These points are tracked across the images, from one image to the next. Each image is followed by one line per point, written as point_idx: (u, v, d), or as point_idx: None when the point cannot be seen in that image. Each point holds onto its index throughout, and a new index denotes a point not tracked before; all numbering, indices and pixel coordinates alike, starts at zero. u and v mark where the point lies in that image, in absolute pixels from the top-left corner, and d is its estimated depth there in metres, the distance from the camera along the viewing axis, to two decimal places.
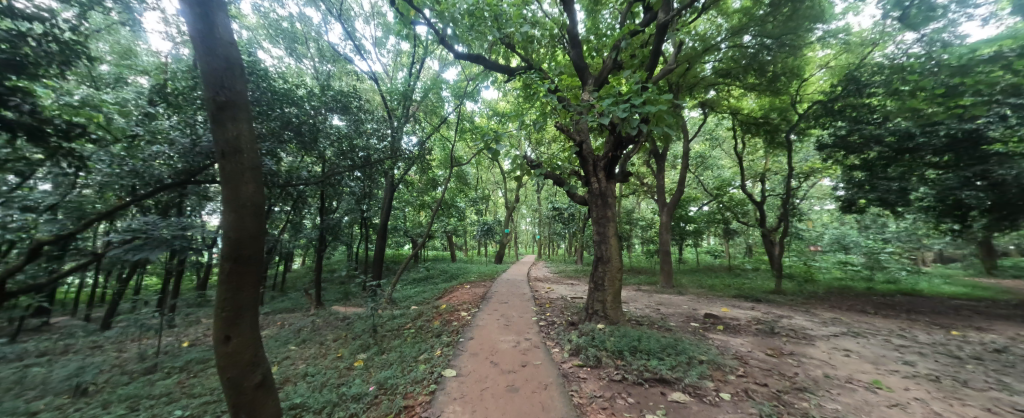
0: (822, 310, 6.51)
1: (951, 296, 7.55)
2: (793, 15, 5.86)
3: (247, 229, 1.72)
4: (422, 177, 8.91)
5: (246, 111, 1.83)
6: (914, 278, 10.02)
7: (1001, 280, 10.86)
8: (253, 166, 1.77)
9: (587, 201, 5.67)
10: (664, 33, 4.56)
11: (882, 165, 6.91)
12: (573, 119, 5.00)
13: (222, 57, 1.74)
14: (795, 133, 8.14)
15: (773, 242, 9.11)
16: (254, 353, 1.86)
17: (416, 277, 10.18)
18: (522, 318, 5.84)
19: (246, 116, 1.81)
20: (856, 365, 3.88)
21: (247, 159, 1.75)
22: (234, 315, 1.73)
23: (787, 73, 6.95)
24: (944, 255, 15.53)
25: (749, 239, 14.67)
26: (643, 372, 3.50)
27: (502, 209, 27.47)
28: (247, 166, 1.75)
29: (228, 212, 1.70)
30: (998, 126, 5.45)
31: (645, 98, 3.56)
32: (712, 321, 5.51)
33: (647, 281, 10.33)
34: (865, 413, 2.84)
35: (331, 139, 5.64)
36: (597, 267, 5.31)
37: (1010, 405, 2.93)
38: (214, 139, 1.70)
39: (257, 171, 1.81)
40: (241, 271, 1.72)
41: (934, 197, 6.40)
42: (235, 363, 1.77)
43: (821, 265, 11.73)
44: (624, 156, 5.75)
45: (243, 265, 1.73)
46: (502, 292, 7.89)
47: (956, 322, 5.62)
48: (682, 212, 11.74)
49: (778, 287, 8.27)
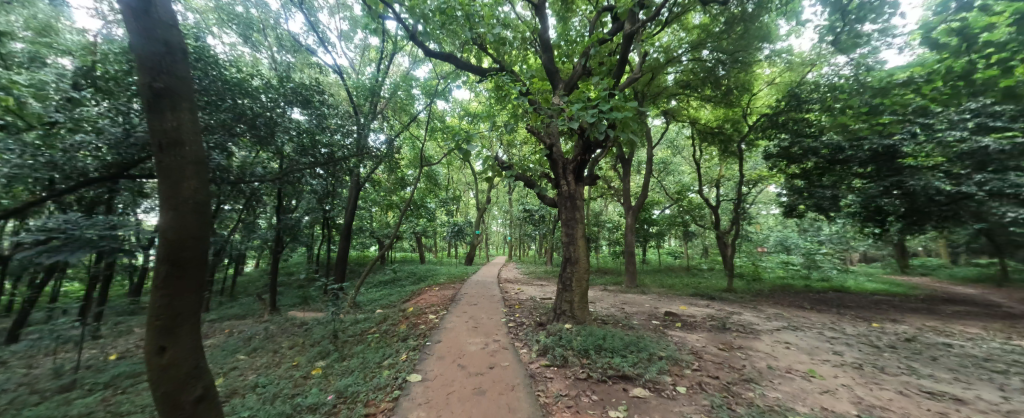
0: (767, 307, 7.09)
1: (872, 292, 8.49)
2: (745, 34, 6.38)
3: (190, 229, 1.58)
4: (390, 177, 8.65)
5: (189, 100, 1.68)
6: (844, 276, 11.16)
7: (913, 278, 12.36)
8: (196, 161, 1.63)
9: (557, 203, 5.79)
10: (630, 44, 4.78)
11: (817, 174, 7.73)
12: (544, 122, 5.10)
13: (161, 39, 1.58)
14: (745, 143, 8.79)
15: (726, 244, 9.75)
16: (194, 365, 1.70)
17: (382, 280, 9.85)
18: (490, 319, 5.84)
19: (189, 105, 1.67)
20: (794, 356, 4.25)
21: (190, 153, 1.61)
22: (172, 322, 1.59)
23: (739, 88, 7.49)
24: (868, 255, 17.48)
25: (706, 241, 15.65)
26: (606, 370, 3.61)
27: (473, 210, 27.19)
28: (189, 161, 1.61)
29: (166, 209, 1.55)
30: (909, 143, 6.32)
31: (612, 104, 3.72)
32: (671, 318, 5.82)
33: (613, 281, 10.69)
34: (800, 400, 3.12)
35: (290, 135, 5.30)
36: (566, 268, 5.42)
37: (917, 387, 3.34)
38: (150, 129, 1.54)
39: (201, 166, 1.67)
40: (180, 275, 1.58)
41: (860, 204, 7.10)
42: (173, 377, 1.61)
43: (767, 265, 12.76)
44: (592, 160, 5.92)
45: (183, 268, 1.59)
46: (471, 294, 7.81)
47: (876, 315, 6.33)
48: (646, 215, 12.29)
49: (730, 285, 8.85)
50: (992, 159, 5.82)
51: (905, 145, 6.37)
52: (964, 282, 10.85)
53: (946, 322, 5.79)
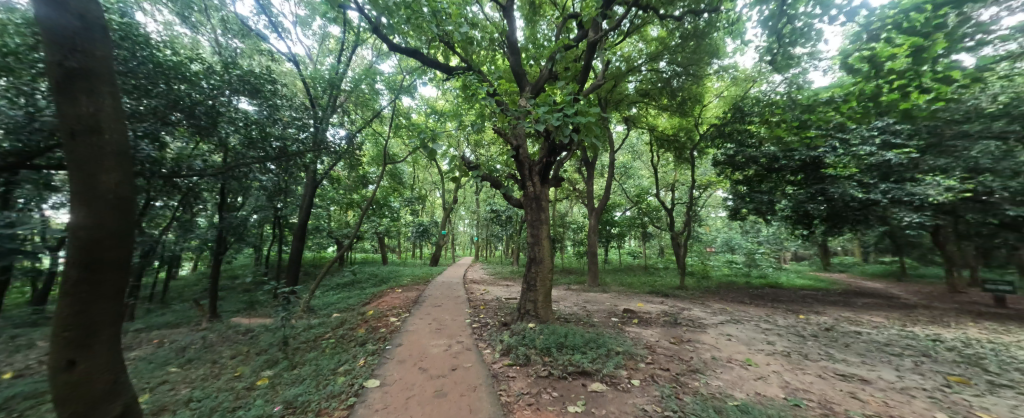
0: (714, 302, 7.68)
1: (801, 288, 9.52)
2: (697, 49, 6.86)
3: (109, 225, 1.45)
4: (351, 174, 8.29)
5: (107, 82, 1.54)
6: (779, 273, 12.40)
7: (833, 274, 14.04)
8: (117, 151, 1.50)
9: (522, 204, 5.87)
10: (593, 51, 4.97)
11: (757, 181, 8.53)
12: (510, 123, 5.15)
13: (76, 15, 1.45)
14: (696, 151, 9.48)
15: (680, 244, 10.43)
16: (110, 378, 1.54)
17: (341, 282, 9.39)
18: (454, 320, 5.77)
19: (108, 89, 1.53)
20: (734, 346, 4.65)
21: (110, 142, 1.48)
22: (84, 333, 1.42)
23: (691, 99, 8.06)
24: (798, 255, 19.59)
25: (662, 241, 16.63)
26: (567, 367, 3.71)
27: (439, 210, 26.71)
28: (110, 150, 1.48)
29: (78, 204, 1.40)
30: (831, 155, 7.18)
31: (576, 109, 3.86)
32: (629, 315, 6.11)
33: (575, 281, 11.03)
34: (739, 387, 3.42)
35: (235, 126, 4.88)
36: (531, 268, 5.51)
37: (833, 371, 3.80)
38: (59, 113, 1.39)
39: (122, 157, 1.53)
40: (98, 277, 1.44)
41: (791, 209, 7.94)
42: (84, 394, 1.44)
43: (714, 263, 13.84)
44: (557, 162, 6.06)
45: (101, 269, 1.45)
46: (435, 295, 7.68)
47: (804, 307, 7.09)
48: (608, 217, 12.82)
49: (682, 283, 9.48)
50: (895, 171, 6.76)
51: (828, 157, 7.22)
52: (872, 278, 12.50)
53: (858, 313, 6.64)
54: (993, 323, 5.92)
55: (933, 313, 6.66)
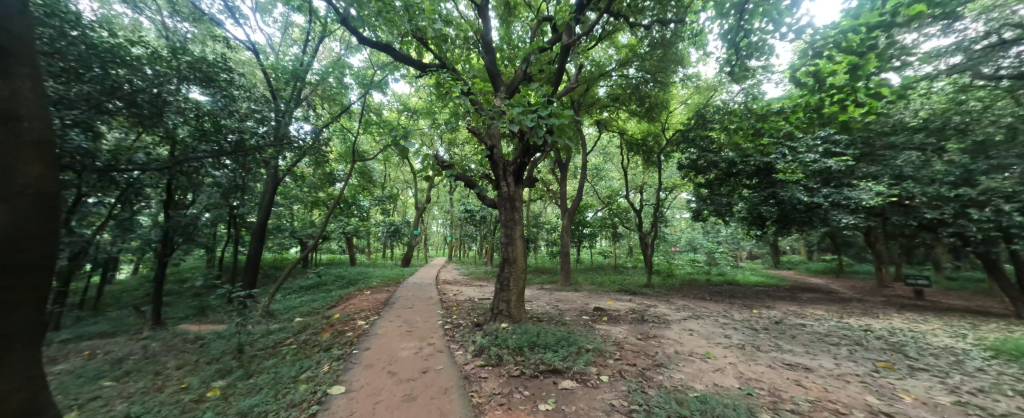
0: (677, 299, 8.07)
1: (755, 284, 10.24)
2: (663, 57, 7.18)
3: (29, 225, 1.30)
4: (316, 171, 7.92)
5: (22, 64, 1.37)
6: (736, 271, 13.28)
7: (783, 271, 15.24)
8: (37, 141, 1.35)
9: (497, 204, 5.86)
10: (567, 54, 5.07)
11: (717, 184, 9.11)
12: (484, 122, 5.12)
13: None
14: (663, 155, 9.93)
15: (647, 244, 10.88)
16: (36, 398, 1.38)
17: (305, 284, 8.93)
18: (426, 322, 5.66)
19: (22, 72, 1.37)
20: (695, 340, 4.91)
21: (29, 131, 1.33)
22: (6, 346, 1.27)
23: (658, 105, 8.44)
24: (753, 253, 21.10)
25: (631, 241, 17.28)
26: (539, 365, 3.74)
27: (411, 209, 26.13)
28: (28, 140, 1.32)
29: None
30: (782, 161, 7.78)
31: (550, 111, 3.91)
32: (599, 313, 6.28)
33: (548, 280, 11.19)
34: (699, 379, 3.61)
35: (185, 117, 4.50)
36: (504, 268, 5.52)
37: (781, 361, 4.12)
38: None
39: (42, 148, 1.38)
40: (18, 283, 1.29)
41: (746, 210, 8.60)
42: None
43: (679, 262, 14.58)
44: (531, 163, 6.12)
45: (22, 274, 1.29)
46: (406, 297, 7.49)
47: (758, 302, 7.64)
48: (580, 217, 13.13)
49: (649, 281, 9.90)
50: (835, 177, 7.45)
51: (779, 163, 7.82)
52: (816, 274, 13.71)
53: (803, 307, 7.25)
54: (912, 313, 6.68)
55: (865, 306, 7.41)
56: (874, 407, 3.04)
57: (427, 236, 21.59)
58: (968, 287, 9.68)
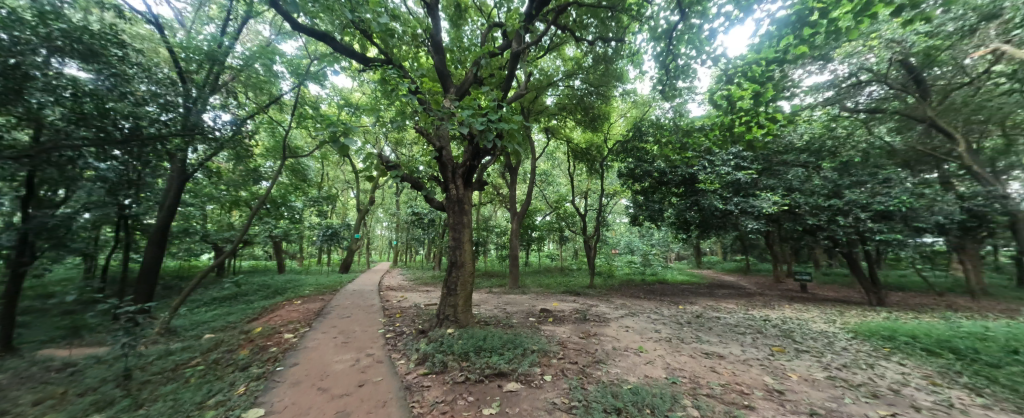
0: (616, 298, 8.65)
1: (682, 283, 11.39)
2: (605, 72, 7.71)
3: None
4: (239, 167, 7.07)
5: None
6: (667, 271, 14.67)
7: (705, 270, 17.20)
8: None
9: (445, 207, 5.75)
10: (516, 62, 5.21)
11: (652, 192, 10.01)
12: (433, 123, 5.01)
13: None
14: (605, 163, 10.64)
15: (590, 247, 11.51)
16: None
17: (221, 294, 7.85)
18: (364, 332, 5.31)
19: None
20: (630, 336, 5.29)
21: None
22: None
23: (600, 116, 9.05)
24: (681, 255, 23.54)
25: (576, 244, 18.17)
26: (484, 369, 3.73)
27: (353, 211, 24.54)
28: None
29: None
30: (703, 172, 8.81)
31: (500, 115, 3.95)
32: (545, 315, 6.46)
33: (497, 283, 11.25)
34: (633, 372, 3.88)
35: (56, 97, 3.57)
36: (451, 272, 5.43)
37: (702, 350, 4.61)
38: None
39: None
40: None
41: (675, 216, 9.58)
42: None
43: (618, 264, 15.70)
44: (481, 166, 6.11)
45: None
46: (343, 306, 6.96)
47: (684, 299, 8.50)
48: (529, 221, 13.54)
49: (592, 282, 10.47)
50: (745, 188, 8.60)
51: (702, 174, 8.84)
52: (729, 273, 15.72)
53: (719, 302, 8.24)
54: (800, 304, 7.97)
55: (765, 299, 8.67)
56: (770, 386, 3.55)
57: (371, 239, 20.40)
58: (836, 281, 11.90)
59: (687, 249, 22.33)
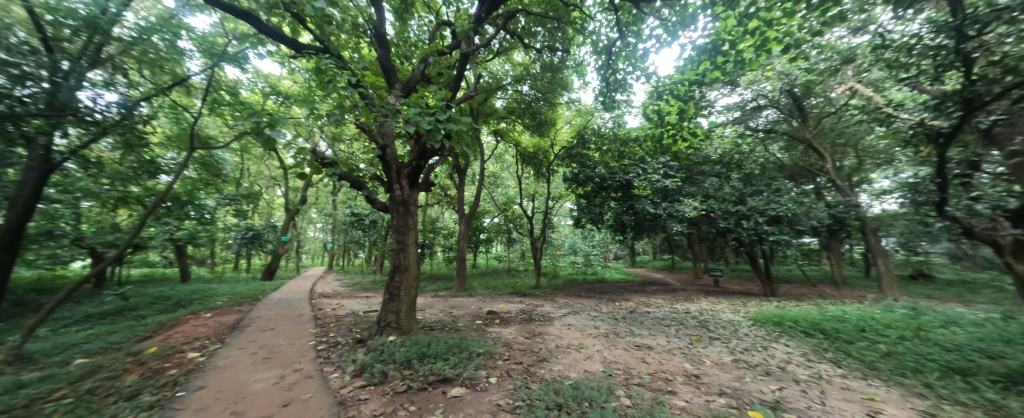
0: (559, 298, 9.05)
1: (618, 281, 12.33)
2: (552, 80, 8.10)
3: None
4: (131, 157, 5.95)
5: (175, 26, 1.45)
6: (605, 270, 15.78)
7: (638, 269, 18.86)
8: None
9: (388, 208, 5.48)
10: (466, 63, 5.20)
11: (593, 196, 10.72)
12: (376, 119, 4.75)
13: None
14: (551, 167, 11.11)
15: (537, 249, 11.88)
16: None
17: (102, 310, 6.48)
18: (291, 345, 4.78)
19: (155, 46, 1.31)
20: (573, 333, 5.56)
21: None
22: None
23: (546, 122, 9.45)
24: (617, 255, 25.54)
25: (522, 246, 18.64)
26: (428, 376, 3.62)
27: (281, 211, 22.17)
28: None
29: None
30: (638, 178, 9.67)
31: (448, 116, 3.91)
32: (491, 317, 6.51)
33: (444, 286, 11.04)
34: (574, 368, 4.09)
35: None
36: (394, 277, 5.20)
37: (635, 343, 5.02)
38: None
39: None
40: None
41: (614, 218, 10.36)
42: None
43: (562, 264, 16.47)
44: (427, 167, 5.95)
45: None
46: (266, 317, 6.22)
47: (620, 296, 9.20)
48: (478, 223, 13.92)
49: (537, 283, 10.81)
50: (673, 194, 9.62)
51: (636, 180, 9.69)
52: (657, 270, 17.46)
53: (650, 297, 9.09)
54: (713, 297, 9.14)
55: (686, 293, 9.79)
56: (690, 372, 4.01)
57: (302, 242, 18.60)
58: (740, 275, 13.95)
59: (623, 250, 24.32)
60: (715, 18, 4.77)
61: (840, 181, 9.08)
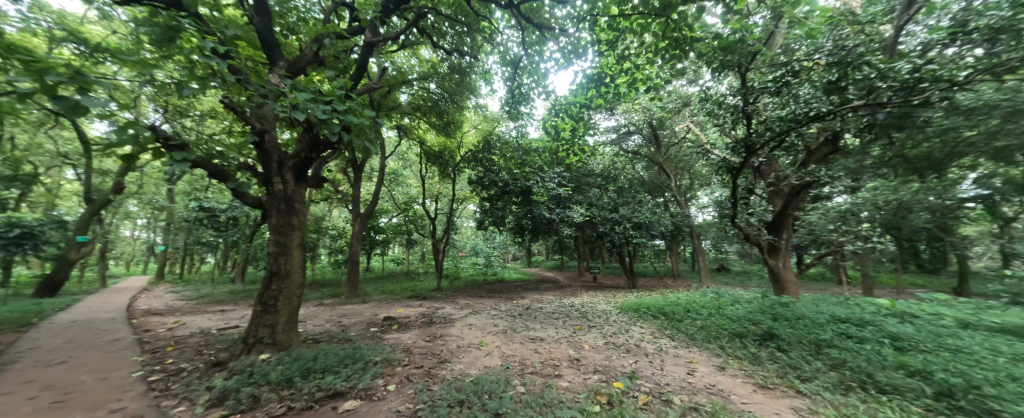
0: (461, 299, 9.22)
1: (516, 280, 13.30)
2: (460, 83, 8.32)
3: None
4: None
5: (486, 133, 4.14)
6: (504, 271, 16.74)
7: (533, 268, 20.65)
8: None
9: (264, 204, 4.68)
10: (370, 53, 4.93)
11: (496, 199, 11.37)
12: (252, 99, 4.05)
13: None
14: (456, 168, 11.30)
15: (439, 250, 11.78)
16: None
17: None
18: (100, 380, 3.54)
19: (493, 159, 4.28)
20: (473, 333, 5.81)
21: None
22: None
23: (453, 123, 9.65)
24: (516, 256, 27.36)
25: (423, 248, 18.11)
26: (314, 393, 3.26)
27: (70, 199, 15.77)
28: None
29: None
30: (536, 185, 10.73)
31: (348, 107, 3.63)
32: (388, 323, 6.20)
33: (331, 294, 9.84)
34: (474, 365, 4.31)
35: None
36: (270, 284, 4.46)
37: (529, 337, 5.60)
38: None
39: None
40: None
41: (514, 221, 11.19)
42: None
43: (464, 266, 16.73)
44: (318, 160, 5.33)
45: None
46: (48, 348, 4.41)
47: (517, 294, 10.02)
48: (373, 223, 12.82)
49: (439, 285, 10.74)
50: (564, 201, 11.03)
51: (534, 186, 10.75)
52: (548, 270, 19.49)
53: (543, 294, 10.19)
54: (592, 292, 10.85)
55: (572, 289, 11.35)
56: (572, 356, 4.75)
57: (109, 243, 13.62)
58: (610, 272, 16.94)
59: (521, 251, 26.22)
60: (600, 54, 5.83)
61: (678, 197, 12.05)
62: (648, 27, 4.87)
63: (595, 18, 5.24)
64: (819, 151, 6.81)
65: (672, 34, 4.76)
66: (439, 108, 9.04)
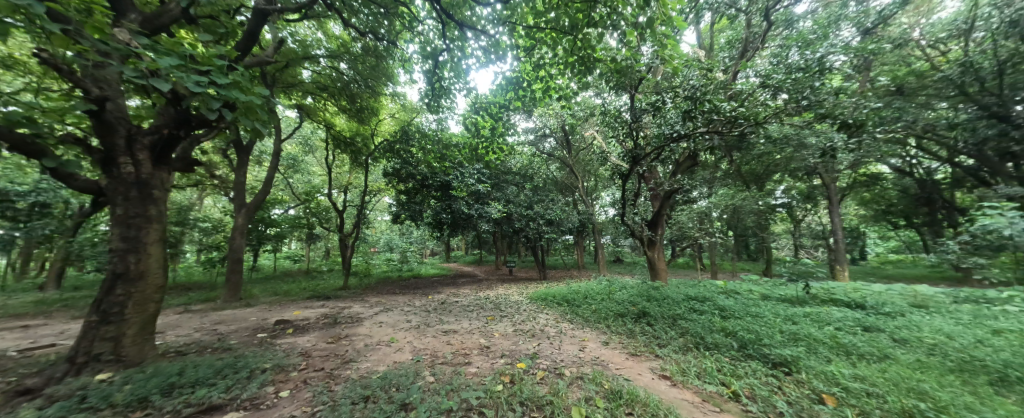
0: (372, 297, 8.84)
1: (433, 276, 13.19)
2: (376, 67, 7.92)
3: None
4: None
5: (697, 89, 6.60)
6: (421, 266, 16.40)
7: (451, 264, 20.68)
8: None
9: (106, 190, 3.81)
10: (262, 21, 4.41)
11: (413, 192, 11.28)
12: (89, 59, 3.25)
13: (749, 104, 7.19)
14: (371, 157, 10.65)
15: (348, 246, 10.93)
16: None
17: None
18: None
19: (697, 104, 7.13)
20: (383, 330, 5.75)
21: None
22: None
23: (367, 110, 9.25)
24: (434, 252, 26.87)
25: (327, 243, 16.56)
26: (182, 410, 2.90)
27: None
28: None
29: None
30: (456, 180, 10.92)
31: (232, 81, 3.22)
32: (281, 327, 5.65)
33: (204, 298, 8.26)
34: (380, 362, 4.34)
35: None
36: (114, 289, 3.68)
37: (441, 330, 5.83)
38: None
39: None
40: None
41: (433, 216, 11.15)
42: None
43: (376, 262, 15.78)
44: (189, 140, 4.52)
45: None
46: None
47: (433, 290, 10.07)
48: (263, 215, 10.94)
49: (346, 283, 10.01)
50: (483, 197, 11.53)
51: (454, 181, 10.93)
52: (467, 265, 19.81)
53: (459, 288, 10.46)
54: (507, 284, 11.59)
55: (488, 282, 11.96)
56: (481, 345, 5.19)
57: None
58: (525, 265, 18.19)
59: (439, 247, 25.93)
60: (519, 60, 6.31)
61: (585, 198, 13.60)
62: (559, 43, 5.50)
63: (513, 26, 5.71)
64: (684, 164, 8.55)
65: (579, 51, 5.43)
66: (351, 91, 8.42)
